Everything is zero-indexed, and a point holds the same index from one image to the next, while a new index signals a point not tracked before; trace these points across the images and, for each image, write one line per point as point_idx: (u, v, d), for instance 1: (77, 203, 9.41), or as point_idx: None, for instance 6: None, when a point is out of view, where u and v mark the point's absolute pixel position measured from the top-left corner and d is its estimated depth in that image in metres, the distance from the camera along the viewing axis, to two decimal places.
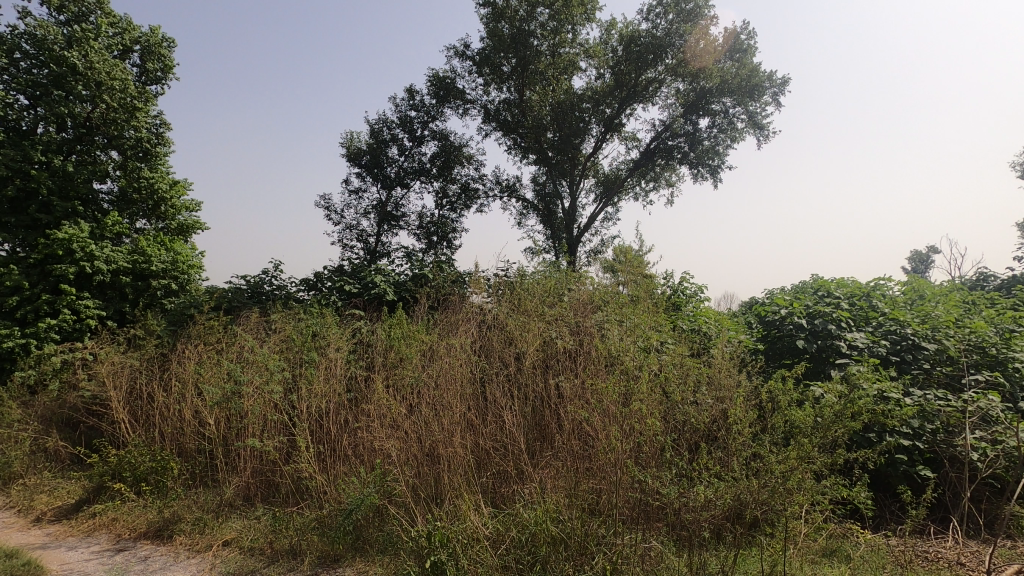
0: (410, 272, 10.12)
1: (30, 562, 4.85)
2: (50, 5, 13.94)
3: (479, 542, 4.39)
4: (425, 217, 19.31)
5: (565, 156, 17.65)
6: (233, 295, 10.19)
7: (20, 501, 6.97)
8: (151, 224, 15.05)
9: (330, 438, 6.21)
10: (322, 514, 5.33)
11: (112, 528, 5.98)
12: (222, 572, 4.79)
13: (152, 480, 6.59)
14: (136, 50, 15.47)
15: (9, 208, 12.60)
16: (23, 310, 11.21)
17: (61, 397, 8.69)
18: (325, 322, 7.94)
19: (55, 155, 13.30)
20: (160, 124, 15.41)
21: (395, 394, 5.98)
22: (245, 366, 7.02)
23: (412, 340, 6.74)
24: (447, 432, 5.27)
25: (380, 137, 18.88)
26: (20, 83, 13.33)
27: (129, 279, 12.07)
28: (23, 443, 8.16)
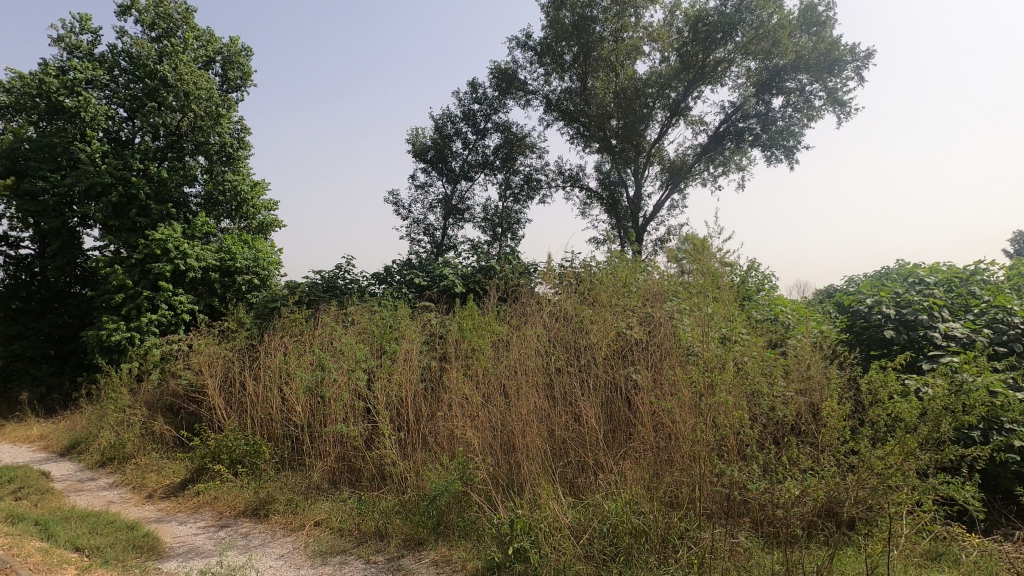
0: (477, 265, 10.26)
1: (148, 534, 5.34)
2: (143, 23, 15.09)
3: (559, 532, 4.40)
4: (489, 208, 19.53)
5: (629, 144, 17.29)
6: (310, 289, 10.69)
7: (134, 479, 7.68)
8: (235, 223, 16.08)
9: (409, 426, 6.42)
10: (405, 499, 5.57)
11: (214, 506, 6.48)
12: (315, 551, 5.06)
13: (247, 462, 7.08)
14: (218, 60, 16.50)
15: (114, 212, 13.81)
16: (128, 306, 12.21)
17: (164, 385, 9.47)
18: (397, 315, 8.19)
19: (151, 162, 14.43)
20: (241, 129, 16.29)
21: (470, 385, 6.12)
22: (328, 356, 7.41)
23: (484, 331, 6.83)
24: (524, 422, 5.36)
25: (444, 133, 19.20)
26: (120, 97, 14.54)
27: (217, 276, 13.00)
28: (134, 427, 8.96)
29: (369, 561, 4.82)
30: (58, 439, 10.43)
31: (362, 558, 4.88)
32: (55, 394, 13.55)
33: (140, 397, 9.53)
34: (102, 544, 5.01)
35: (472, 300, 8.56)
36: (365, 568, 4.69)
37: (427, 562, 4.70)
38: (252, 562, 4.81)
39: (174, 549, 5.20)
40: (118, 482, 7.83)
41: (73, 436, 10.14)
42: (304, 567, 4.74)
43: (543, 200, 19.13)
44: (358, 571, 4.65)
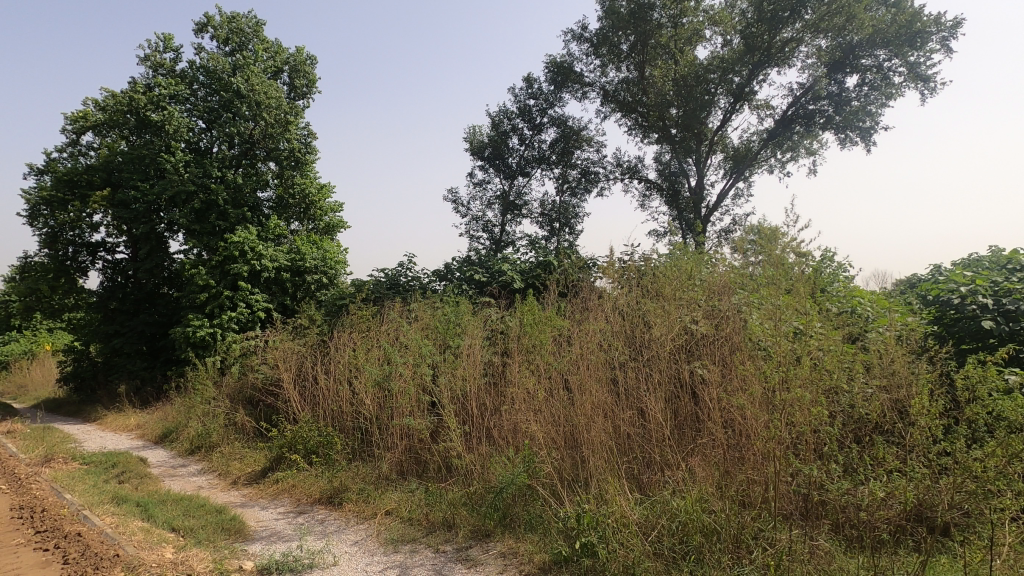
0: (535, 260, 10.26)
1: (234, 517, 5.70)
2: (218, 39, 16.05)
3: (627, 528, 4.34)
4: (547, 203, 19.49)
5: (691, 132, 16.76)
6: (375, 287, 11.04)
7: (220, 467, 8.23)
8: (303, 224, 16.86)
9: (474, 419, 6.52)
10: (471, 491, 5.68)
11: (292, 493, 6.84)
12: (387, 538, 5.25)
13: (321, 452, 7.43)
14: (286, 70, 17.31)
15: (196, 218, 14.77)
16: (211, 304, 13.06)
17: (244, 380, 10.07)
18: (459, 310, 8.31)
19: (227, 169, 15.33)
20: (308, 135, 17.04)
21: (533, 380, 6.13)
22: (395, 351, 7.65)
23: (545, 325, 6.83)
24: (588, 418, 5.32)
25: (500, 129, 19.30)
26: (199, 110, 15.53)
27: (289, 275, 13.68)
28: (218, 418, 9.59)
29: (438, 550, 4.95)
30: (153, 428, 11.33)
31: (431, 547, 5.02)
32: (149, 386, 14.71)
33: (222, 390, 10.19)
34: (195, 526, 5.40)
35: (532, 295, 8.54)
36: (435, 557, 4.82)
37: (495, 553, 4.77)
38: (329, 547, 5.05)
39: (258, 532, 5.54)
40: (206, 468, 8.42)
41: (165, 425, 10.98)
42: (378, 554, 4.93)
43: (601, 192, 18.90)
44: (429, 559, 4.78)
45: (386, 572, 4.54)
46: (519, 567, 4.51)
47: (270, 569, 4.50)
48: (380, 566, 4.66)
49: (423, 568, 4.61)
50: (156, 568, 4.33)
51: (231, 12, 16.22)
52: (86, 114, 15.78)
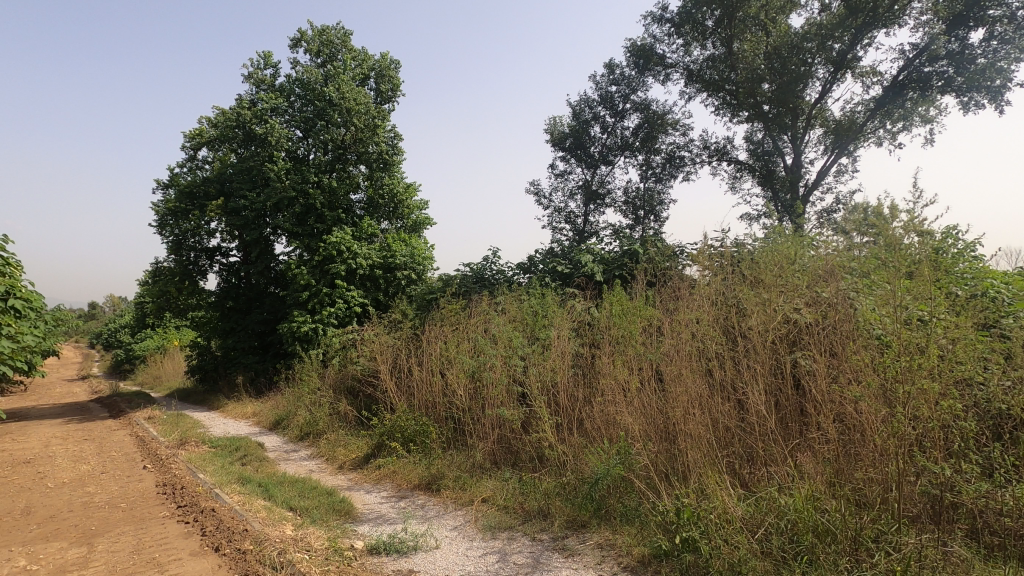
0: (620, 249, 10.06)
1: (343, 500, 6.10)
2: (311, 52, 17.12)
3: (731, 524, 4.18)
4: (630, 191, 19.11)
5: (786, 107, 15.67)
6: (462, 280, 11.33)
7: (327, 452, 8.83)
8: (393, 223, 17.63)
9: (565, 410, 6.53)
10: (565, 482, 5.70)
11: (394, 478, 7.20)
12: (485, 525, 5.41)
13: (417, 441, 7.76)
14: (372, 76, 18.14)
15: (297, 221, 15.88)
16: (312, 301, 13.95)
17: (346, 371, 10.71)
18: (546, 302, 8.33)
19: (323, 174, 16.34)
20: (394, 137, 17.77)
21: (623, 372, 6.04)
22: (485, 343, 7.84)
23: (634, 316, 6.68)
24: (685, 410, 5.17)
25: (582, 118, 19.09)
26: (297, 120, 16.65)
27: (381, 272, 14.38)
28: (324, 407, 10.29)
29: (535, 538, 5.02)
30: (267, 416, 12.36)
31: (528, 535, 5.10)
32: (262, 378, 16.08)
33: (326, 381, 10.91)
34: (309, 506, 5.85)
35: (619, 285, 8.40)
36: (532, 545, 4.90)
37: (591, 544, 4.77)
38: (431, 531, 5.27)
39: (365, 514, 5.88)
40: (315, 454, 9.07)
41: (277, 414, 11.94)
42: (477, 539, 5.09)
43: (687, 177, 18.19)
44: (526, 547, 4.87)
45: (486, 557, 4.68)
46: (617, 559, 4.48)
47: (379, 548, 4.78)
48: (480, 551, 4.80)
49: (521, 555, 4.69)
50: (280, 543, 4.74)
51: (322, 26, 17.22)
52: (201, 131, 17.34)
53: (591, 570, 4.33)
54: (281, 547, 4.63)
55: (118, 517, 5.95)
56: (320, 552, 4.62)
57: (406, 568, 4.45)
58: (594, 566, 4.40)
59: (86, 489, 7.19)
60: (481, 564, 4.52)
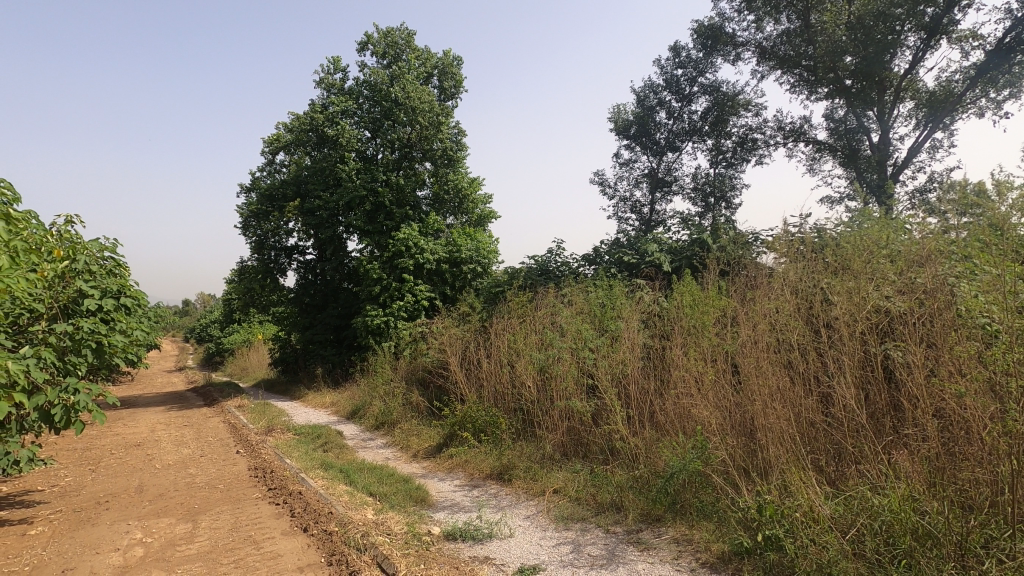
0: (689, 237, 9.75)
1: (419, 487, 6.32)
2: (377, 55, 17.69)
3: (818, 523, 3.96)
4: (700, 177, 18.48)
5: (871, 80, 14.55)
6: (527, 273, 11.36)
7: (402, 441, 9.17)
8: (458, 218, 17.95)
9: (636, 403, 6.42)
10: (638, 475, 5.62)
11: (466, 467, 7.38)
12: (557, 515, 5.44)
13: (488, 431, 7.92)
14: (436, 74, 18.51)
15: (368, 219, 16.48)
16: (383, 295, 14.43)
17: (417, 363, 11.06)
18: (613, 293, 8.20)
19: (391, 173, 16.86)
20: (458, 133, 18.08)
21: (697, 364, 5.85)
22: (552, 336, 7.87)
23: (708, 305, 6.46)
24: (765, 403, 4.95)
25: (647, 105, 18.61)
26: (365, 122, 17.28)
27: (447, 266, 14.68)
28: (397, 398, 10.69)
29: (609, 531, 5.00)
30: (345, 406, 12.95)
31: (601, 527, 5.09)
32: (339, 369, 16.87)
33: (399, 372, 11.33)
34: (387, 492, 6.10)
35: (689, 274, 8.13)
36: (606, 537, 4.87)
37: (667, 539, 4.69)
38: (505, 519, 5.36)
39: (440, 501, 6.06)
40: (390, 442, 9.43)
41: (354, 404, 12.51)
42: (549, 529, 5.13)
43: (760, 160, 17.33)
44: (600, 539, 4.85)
45: (560, 548, 4.70)
46: (694, 554, 4.38)
47: (455, 535, 4.91)
48: (554, 541, 4.84)
49: (595, 547, 4.69)
50: (363, 526, 4.98)
51: (386, 28, 17.73)
52: (278, 137, 18.30)
53: (668, 564, 4.26)
54: (364, 530, 4.86)
55: (218, 496, 6.46)
56: (399, 536, 4.81)
57: (482, 554, 4.55)
58: (671, 560, 4.33)
59: (189, 471, 7.85)
60: (555, 555, 4.55)
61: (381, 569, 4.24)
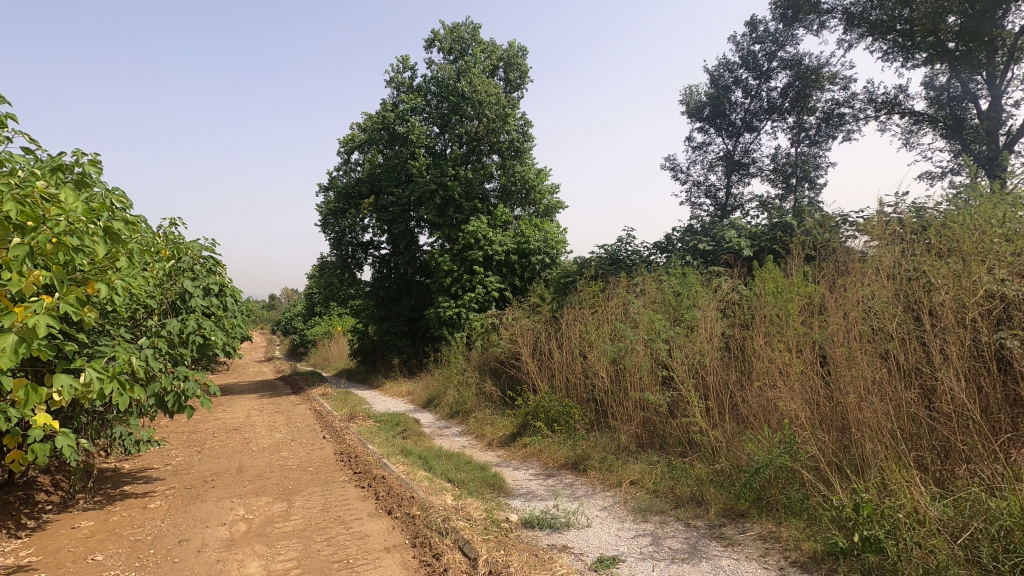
0: (769, 222, 9.25)
1: (495, 474, 6.45)
2: (444, 51, 18.01)
3: (924, 526, 3.67)
4: (780, 157, 17.52)
5: (980, 41, 13.13)
6: (597, 262, 11.22)
7: (477, 429, 9.36)
8: (526, 210, 17.97)
9: (715, 394, 6.21)
10: (719, 469, 5.45)
11: (540, 456, 7.44)
12: (635, 507, 5.38)
13: (561, 421, 7.94)
14: (501, 66, 18.60)
15: (438, 213, 16.84)
16: (455, 286, 14.74)
17: (489, 353, 11.24)
18: (688, 281, 7.94)
19: (459, 167, 17.14)
20: (524, 124, 18.11)
21: (782, 355, 5.54)
22: (625, 326, 7.73)
23: (792, 292, 6.12)
24: (860, 396, 4.63)
25: (721, 84, 17.79)
26: (434, 117, 17.70)
27: (516, 257, 14.75)
28: (471, 387, 10.92)
29: (689, 524, 4.89)
30: (421, 394, 13.40)
31: (681, 520, 4.98)
32: (414, 359, 17.43)
33: (472, 363, 11.58)
34: (465, 479, 6.26)
35: (770, 260, 7.72)
36: (686, 531, 4.77)
37: (753, 535, 4.53)
38: (582, 509, 5.36)
39: (516, 489, 6.15)
40: (465, 431, 9.66)
41: (429, 393, 12.90)
42: (628, 521, 5.08)
43: (849, 135, 16.14)
44: (680, 532, 4.75)
45: (639, 539, 4.65)
46: (783, 553, 4.20)
47: (532, 523, 4.97)
48: (632, 533, 4.79)
49: (675, 540, 4.59)
50: (444, 511, 5.15)
51: (452, 23, 17.98)
52: (352, 137, 19.07)
53: (754, 561, 4.11)
54: (444, 515, 5.02)
55: (309, 478, 6.88)
56: (479, 522, 4.94)
57: (560, 543, 4.58)
58: (757, 558, 4.17)
59: (282, 454, 8.41)
60: (634, 546, 4.50)
61: (462, 553, 4.37)
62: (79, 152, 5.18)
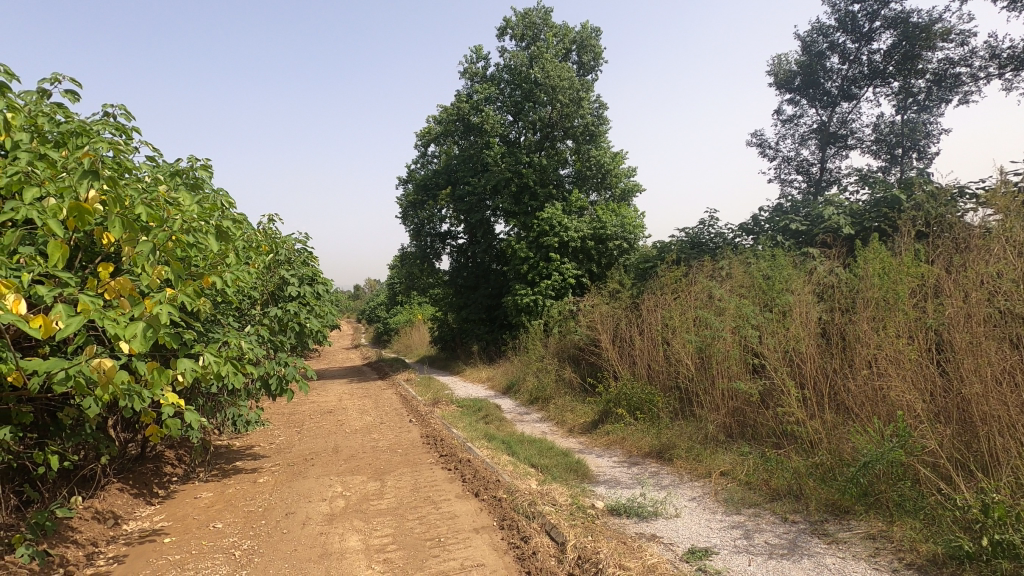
0: (872, 198, 8.54)
1: (579, 461, 6.44)
2: (516, 38, 17.96)
3: None
4: (883, 126, 16.08)
5: None
6: (678, 246, 10.83)
7: (558, 416, 9.38)
8: (602, 194, 17.66)
9: (814, 384, 5.83)
10: (819, 463, 5.13)
11: (623, 444, 7.34)
12: (726, 499, 5.20)
13: (645, 409, 7.78)
14: (574, 49, 18.31)
15: (514, 201, 16.90)
16: (531, 273, 14.78)
17: (569, 340, 11.20)
18: (780, 263, 7.47)
19: (534, 154, 17.08)
20: (599, 107, 17.76)
21: (890, 341, 5.10)
22: (711, 311, 7.42)
23: (902, 271, 5.57)
24: (986, 386, 4.18)
25: (814, 51, 16.41)
26: (507, 106, 17.75)
27: (593, 243, 14.56)
28: (551, 374, 10.96)
29: (787, 519, 4.65)
30: (500, 380, 13.63)
31: (778, 515, 4.75)
32: (493, 346, 17.70)
33: (551, 350, 11.61)
34: (549, 465, 6.30)
35: (874, 238, 7.10)
36: (784, 525, 4.54)
37: (860, 534, 4.23)
38: (670, 499, 5.24)
39: (600, 476, 6.11)
40: (546, 417, 9.72)
41: (508, 379, 13.08)
42: (720, 512, 4.91)
43: (966, 98, 14.53)
44: (777, 527, 4.54)
45: (732, 532, 4.49)
46: (896, 554, 3.89)
47: (619, 511, 4.93)
48: (724, 525, 4.63)
49: (772, 535, 4.37)
50: (529, 495, 5.21)
51: (524, 10, 17.88)
52: (429, 129, 19.55)
53: (863, 561, 3.84)
54: (531, 499, 5.08)
55: (400, 460, 7.21)
56: (565, 507, 4.96)
57: (649, 532, 4.51)
58: (866, 558, 3.88)
59: (373, 436, 8.85)
60: (727, 539, 4.35)
61: (551, 537, 4.41)
62: (194, 158, 5.71)
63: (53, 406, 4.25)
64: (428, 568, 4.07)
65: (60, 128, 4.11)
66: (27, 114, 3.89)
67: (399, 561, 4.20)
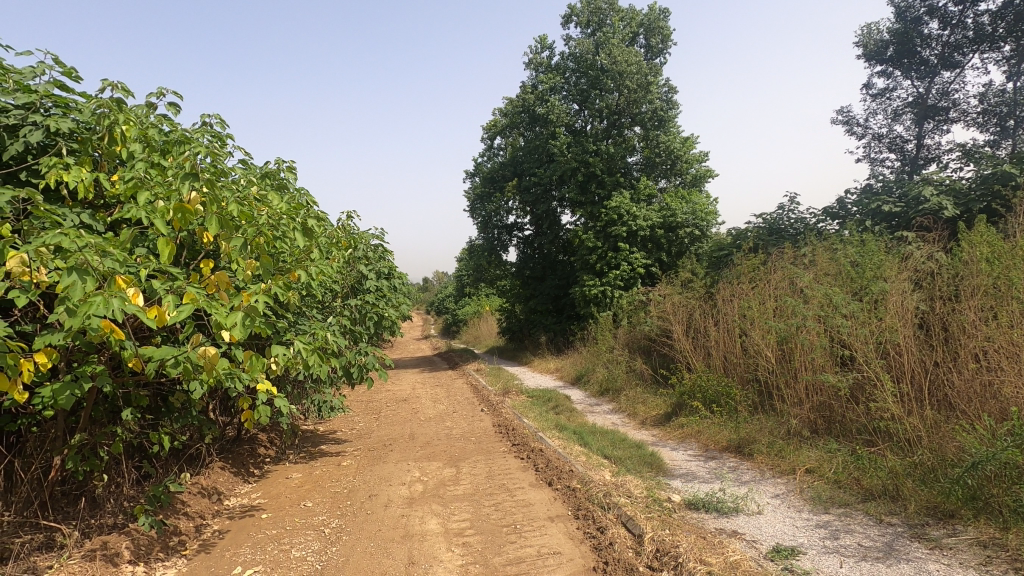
0: (978, 175, 7.79)
1: (653, 454, 6.34)
2: (581, 25, 17.67)
3: None
4: (990, 95, 14.60)
5: None
6: (755, 232, 10.35)
7: (629, 407, 9.26)
8: (671, 181, 17.16)
9: (911, 377, 5.43)
10: (919, 462, 4.78)
11: (698, 438, 7.16)
12: (812, 496, 4.96)
13: (721, 402, 7.54)
14: (642, 33, 17.81)
15: (580, 190, 16.72)
16: (599, 263, 14.60)
17: (639, 331, 11.00)
18: (870, 248, 6.96)
19: (600, 142, 16.80)
20: (668, 91, 17.21)
21: (1003, 332, 4.65)
22: (793, 300, 7.05)
23: (1015, 256, 5.05)
24: None
25: (910, 17, 15.07)
26: (573, 95, 17.55)
27: (662, 231, 14.18)
28: (621, 365, 10.83)
29: (882, 521, 4.37)
30: (569, 371, 13.61)
31: (871, 515, 4.48)
32: (560, 337, 17.69)
33: (621, 341, 11.45)
34: (622, 456, 6.25)
35: (981, 219, 6.48)
36: (878, 527, 4.28)
37: (968, 540, 3.91)
38: (751, 495, 5.06)
39: (675, 470, 5.99)
40: (617, 408, 9.63)
41: (577, 370, 13.05)
42: (806, 511, 4.69)
43: None
44: (871, 528, 4.28)
45: (819, 531, 4.28)
46: (1012, 564, 3.57)
47: (697, 505, 4.82)
48: (810, 524, 4.43)
49: (865, 536, 4.13)
50: (603, 486, 5.20)
51: None
52: (495, 122, 19.69)
53: (971, 569, 3.56)
54: (605, 490, 5.07)
55: (473, 447, 7.39)
56: (640, 499, 4.91)
57: (729, 528, 4.38)
58: (976, 566, 3.59)
59: (446, 424, 9.11)
60: (815, 538, 4.15)
61: (627, 528, 4.39)
62: (280, 160, 6.06)
63: (165, 390, 4.68)
64: (506, 553, 4.16)
65: (166, 137, 4.52)
66: (140, 126, 4.31)
67: (477, 545, 4.32)
